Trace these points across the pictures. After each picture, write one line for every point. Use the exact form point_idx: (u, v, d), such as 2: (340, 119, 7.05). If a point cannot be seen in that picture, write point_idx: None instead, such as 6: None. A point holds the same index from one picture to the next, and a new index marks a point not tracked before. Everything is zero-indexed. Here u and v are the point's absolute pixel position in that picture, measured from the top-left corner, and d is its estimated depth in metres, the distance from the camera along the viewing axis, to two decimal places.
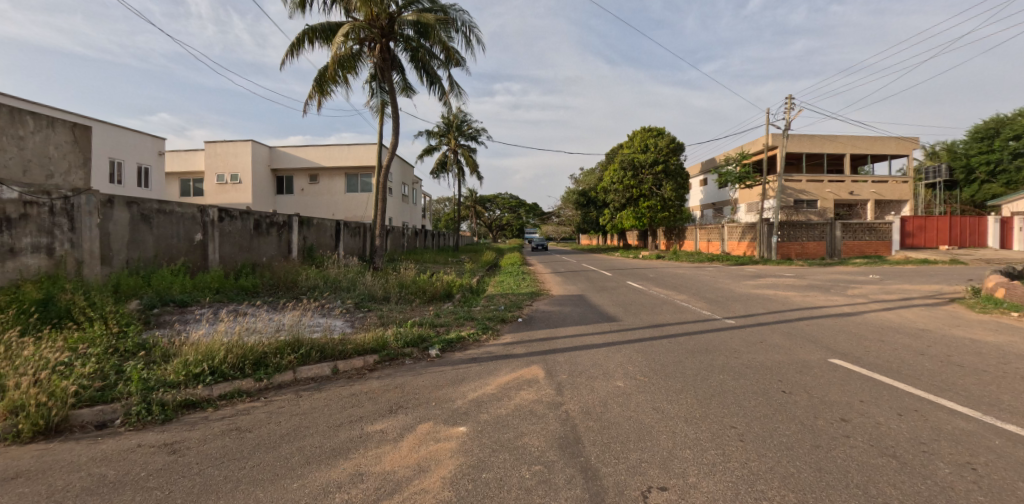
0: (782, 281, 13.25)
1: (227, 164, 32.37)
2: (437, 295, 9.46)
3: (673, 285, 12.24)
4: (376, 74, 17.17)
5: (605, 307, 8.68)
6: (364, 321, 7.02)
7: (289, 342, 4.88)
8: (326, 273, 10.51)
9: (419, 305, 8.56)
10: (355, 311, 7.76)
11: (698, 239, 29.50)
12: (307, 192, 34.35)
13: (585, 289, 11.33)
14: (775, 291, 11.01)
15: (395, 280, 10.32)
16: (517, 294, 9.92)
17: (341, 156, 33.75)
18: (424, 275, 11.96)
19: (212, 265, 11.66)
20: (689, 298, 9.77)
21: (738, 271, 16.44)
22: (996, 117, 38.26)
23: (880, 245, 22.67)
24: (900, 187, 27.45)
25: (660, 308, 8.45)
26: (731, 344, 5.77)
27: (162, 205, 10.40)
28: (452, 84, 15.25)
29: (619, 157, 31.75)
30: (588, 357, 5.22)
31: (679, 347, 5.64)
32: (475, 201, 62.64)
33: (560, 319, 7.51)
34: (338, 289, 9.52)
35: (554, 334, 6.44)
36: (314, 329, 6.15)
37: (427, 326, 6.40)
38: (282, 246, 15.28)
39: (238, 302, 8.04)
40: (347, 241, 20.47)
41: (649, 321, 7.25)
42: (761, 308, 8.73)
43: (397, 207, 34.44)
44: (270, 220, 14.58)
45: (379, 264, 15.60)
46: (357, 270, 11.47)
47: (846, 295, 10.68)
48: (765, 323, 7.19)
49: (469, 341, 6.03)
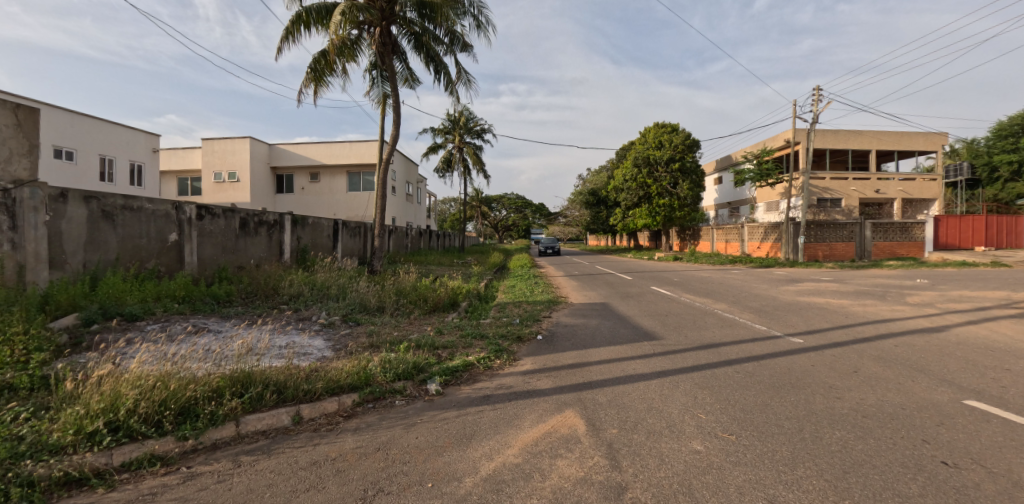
0: (824, 286, 11.76)
1: (225, 162, 31.29)
2: (440, 305, 8.18)
3: (705, 291, 10.86)
4: (376, 63, 15.91)
5: (636, 319, 7.34)
6: (351, 340, 5.76)
7: (238, 379, 3.60)
8: (314, 277, 9.27)
9: (417, 317, 7.23)
10: (342, 327, 6.50)
11: (715, 239, 28.06)
12: (307, 190, 33.21)
13: (606, 296, 9.96)
14: (825, 299, 9.57)
15: (393, 285, 9.04)
16: (531, 303, 8.57)
17: (342, 153, 32.56)
18: (427, 280, 10.64)
19: (189, 269, 10.49)
20: (730, 308, 8.39)
21: (768, 275, 14.97)
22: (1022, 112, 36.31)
23: (913, 246, 21.11)
24: (929, 184, 25.84)
25: (704, 321, 7.11)
26: (819, 376, 4.45)
27: (128, 200, 9.25)
28: (459, 69, 13.95)
29: (632, 154, 30.40)
30: (638, 396, 3.93)
31: (752, 379, 4.34)
32: (480, 200, 61.45)
33: (589, 336, 6.20)
34: (325, 298, 8.27)
35: (585, 358, 5.13)
36: (282, 355, 4.87)
37: (424, 348, 5.11)
38: (273, 247, 14.11)
39: (202, 315, 6.84)
40: (346, 241, 19.30)
41: (698, 339, 5.93)
42: (822, 319, 7.34)
43: (400, 207, 33.24)
44: (259, 218, 13.41)
45: (379, 266, 14.37)
46: (351, 275, 10.21)
47: (907, 303, 9.24)
48: (840, 342, 5.83)
49: (477, 369, 4.75)
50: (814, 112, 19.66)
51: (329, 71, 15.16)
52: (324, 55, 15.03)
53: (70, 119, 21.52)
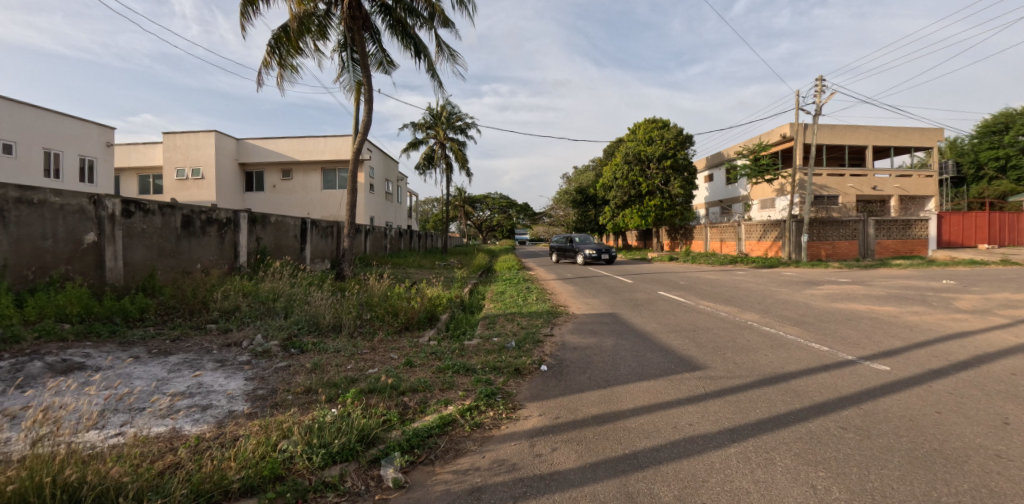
0: (850, 290, 10.46)
1: (188, 158, 28.99)
2: (415, 321, 6.58)
3: (722, 297, 9.44)
4: (345, 43, 14.13)
5: (659, 337, 5.85)
6: (284, 383, 4.17)
7: (23, 496, 1.99)
8: (259, 286, 7.60)
9: (382, 340, 5.65)
10: (278, 361, 4.91)
11: (708, 239, 26.93)
12: (278, 188, 31.12)
13: (612, 305, 8.47)
14: (865, 306, 8.17)
15: (357, 297, 7.43)
16: (526, 316, 7.00)
17: (316, 149, 30.55)
18: (402, 287, 8.98)
19: (112, 276, 8.71)
20: (764, 319, 6.97)
21: (779, 276, 13.72)
22: (1005, 111, 36.48)
23: (917, 244, 20.20)
24: (925, 181, 25.12)
25: (745, 339, 5.69)
26: (968, 438, 3.01)
27: (25, 193, 7.45)
28: (439, 47, 12.45)
29: (622, 150, 29.11)
30: (724, 486, 2.46)
31: (877, 445, 2.91)
32: (463, 201, 59.70)
33: (609, 364, 4.70)
34: (268, 315, 6.60)
35: (615, 406, 3.64)
36: (165, 422, 3.28)
37: (382, 400, 3.57)
38: (225, 250, 12.33)
39: (93, 346, 5.18)
40: (316, 242, 17.56)
41: (757, 368, 4.48)
42: (885, 333, 5.94)
43: (379, 206, 31.40)
44: (207, 216, 11.64)
45: (350, 270, 12.60)
46: (310, 282, 8.54)
47: (960, 308, 7.92)
48: (939, 370, 4.41)
49: (460, 432, 3.23)
50: (816, 103, 18.59)
51: (293, 51, 13.38)
52: (287, 32, 13.17)
53: (8, 109, 19.03)
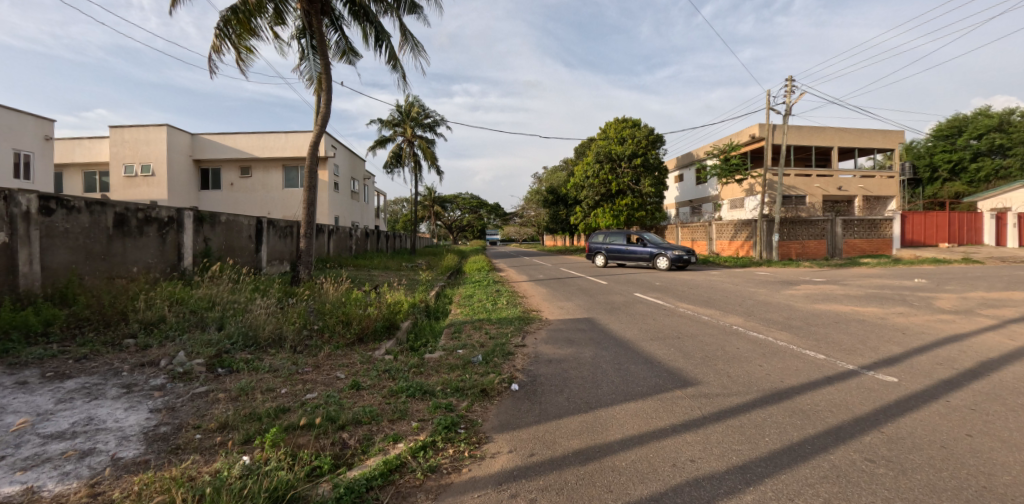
0: (826, 290, 10.26)
1: (137, 153, 27.05)
2: (369, 332, 5.84)
3: (701, 298, 9.03)
4: (304, 28, 13.02)
5: (641, 345, 5.30)
6: (194, 417, 3.39)
7: None
8: (195, 293, 6.71)
9: (328, 356, 4.91)
10: (198, 386, 4.11)
11: (680, 238, 26.87)
12: (236, 186, 29.46)
13: (588, 308, 7.91)
14: (848, 307, 7.88)
15: (306, 305, 6.63)
16: (496, 323, 6.34)
17: (277, 145, 29.07)
18: (361, 292, 8.17)
19: (26, 283, 7.59)
20: (750, 323, 6.55)
21: (753, 276, 13.55)
22: (958, 116, 38.40)
23: (881, 244, 20.59)
24: (886, 182, 25.81)
25: (732, 346, 5.21)
26: (1019, 471, 2.54)
27: None
28: (404, 35, 11.72)
29: (594, 149, 28.81)
30: None
31: (920, 485, 2.41)
32: (433, 200, 58.55)
33: (589, 381, 4.11)
34: (198, 327, 5.75)
35: (600, 437, 3.04)
36: (17, 484, 2.50)
37: (313, 439, 2.87)
38: (168, 252, 11.23)
39: None
40: (273, 243, 16.47)
41: (753, 383, 3.97)
42: (878, 338, 5.57)
43: (344, 205, 30.18)
44: (146, 214, 10.53)
45: (308, 273, 11.64)
46: (255, 287, 7.63)
47: (943, 308, 7.72)
48: (950, 381, 4.01)
49: (409, 480, 2.57)
50: (787, 103, 18.68)
51: (245, 34, 12.24)
52: (236, 13, 11.95)
53: None
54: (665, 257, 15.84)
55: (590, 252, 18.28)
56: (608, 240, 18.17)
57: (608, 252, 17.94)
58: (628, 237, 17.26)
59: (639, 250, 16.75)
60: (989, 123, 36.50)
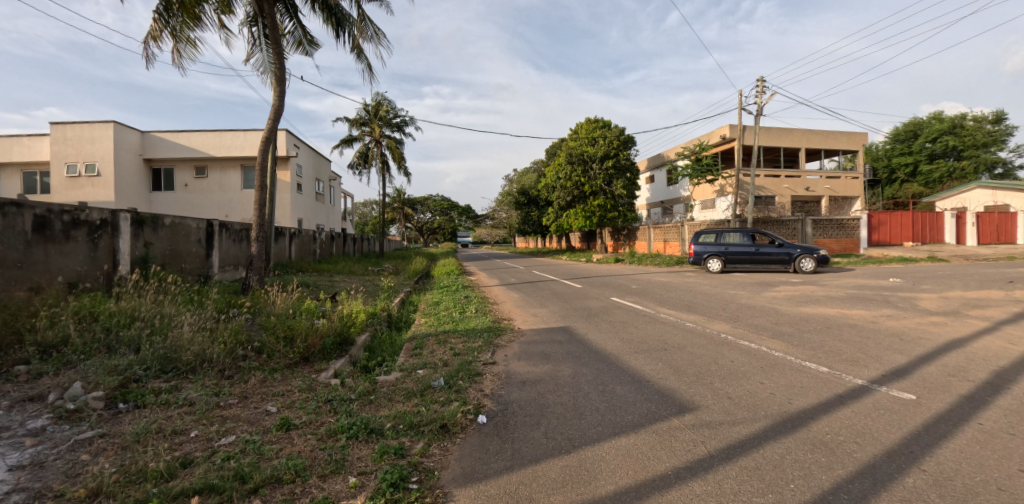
0: (806, 291, 9.99)
1: (80, 152, 25.03)
2: (316, 351, 5.06)
3: (681, 302, 8.56)
4: (255, 15, 11.96)
5: (624, 360, 4.71)
6: (63, 480, 2.59)
7: None
8: (114, 307, 5.76)
9: (261, 384, 4.12)
10: (86, 431, 3.27)
11: (652, 239, 26.59)
12: (191, 188, 27.73)
13: (563, 316, 7.31)
14: (835, 310, 7.52)
15: (244, 321, 5.78)
16: (462, 336, 5.66)
17: (235, 144, 27.53)
18: (313, 302, 7.32)
19: None
20: (738, 329, 6.08)
21: (729, 277, 13.24)
22: (914, 120, 40.04)
23: (849, 243, 20.87)
24: (851, 182, 26.37)
25: (725, 359, 4.69)
26: None
27: None
28: (364, 23, 10.98)
29: (566, 150, 28.42)
30: None
31: None
32: (403, 202, 57.26)
33: (572, 409, 3.48)
34: (110, 350, 4.85)
35: (589, 490, 2.41)
36: None
37: None
38: (102, 258, 10.09)
39: None
40: (226, 247, 15.31)
41: (758, 407, 3.43)
42: (878, 346, 5.16)
43: (308, 207, 28.85)
44: (74, 216, 9.40)
45: (260, 281, 10.66)
46: (189, 299, 6.68)
47: (930, 309, 7.47)
48: (973, 397, 3.58)
49: None
50: (758, 104, 18.62)
51: (189, 21, 11.13)
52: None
53: None
54: (815, 259, 13.81)
55: (707, 254, 14.75)
56: (723, 240, 15.04)
57: (730, 254, 14.77)
58: (756, 237, 14.51)
59: (777, 251, 14.22)
60: (942, 128, 38.09)
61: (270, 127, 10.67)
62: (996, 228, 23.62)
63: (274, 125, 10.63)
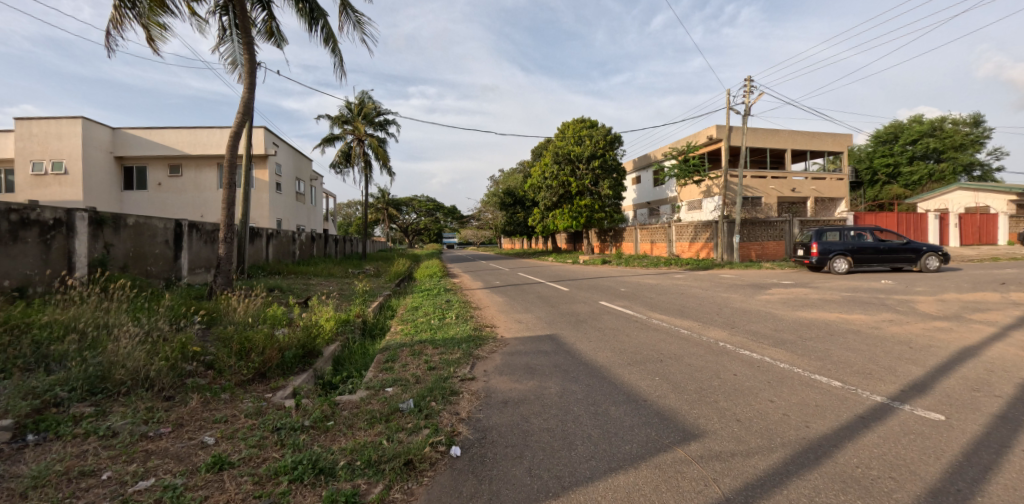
0: (798, 293, 9.74)
1: (46, 149, 23.87)
2: (274, 366, 4.50)
3: (673, 306, 8.20)
4: (226, 3, 11.26)
5: (616, 373, 4.27)
6: None
7: None
8: (48, 315, 5.11)
9: (205, 408, 3.56)
10: None
11: (639, 240, 26.18)
12: (164, 187, 26.70)
13: (550, 322, 6.89)
14: (833, 314, 7.22)
15: (198, 333, 5.18)
16: (440, 346, 5.17)
17: (211, 142, 26.59)
18: (280, 309, 6.71)
19: None
20: (737, 336, 5.73)
21: (719, 279, 12.94)
22: (894, 123, 40.66)
23: None
24: (836, 184, 26.52)
25: (727, 371, 4.28)
26: None
27: None
28: (343, 12, 10.38)
29: (552, 149, 28.03)
30: None
31: None
32: (387, 203, 56.42)
33: (562, 436, 3.01)
34: (32, 366, 4.21)
35: None
36: None
37: None
38: (55, 260, 9.35)
39: None
40: (197, 248, 14.56)
41: (772, 433, 3.01)
42: (887, 355, 4.84)
43: (287, 207, 28.01)
44: (22, 215, 8.66)
45: (228, 285, 9.98)
46: (138, 306, 6.03)
47: (928, 313, 7.25)
48: (1007, 417, 3.25)
49: None
50: (746, 103, 18.40)
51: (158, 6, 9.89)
52: None
53: None
54: (942, 256, 13.38)
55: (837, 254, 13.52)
56: (845, 238, 13.89)
57: (857, 252, 13.71)
58: (881, 233, 13.68)
59: (907, 248, 13.43)
60: (922, 130, 38.92)
61: (239, 121, 10.02)
62: (978, 229, 24.14)
63: (243, 119, 9.99)
